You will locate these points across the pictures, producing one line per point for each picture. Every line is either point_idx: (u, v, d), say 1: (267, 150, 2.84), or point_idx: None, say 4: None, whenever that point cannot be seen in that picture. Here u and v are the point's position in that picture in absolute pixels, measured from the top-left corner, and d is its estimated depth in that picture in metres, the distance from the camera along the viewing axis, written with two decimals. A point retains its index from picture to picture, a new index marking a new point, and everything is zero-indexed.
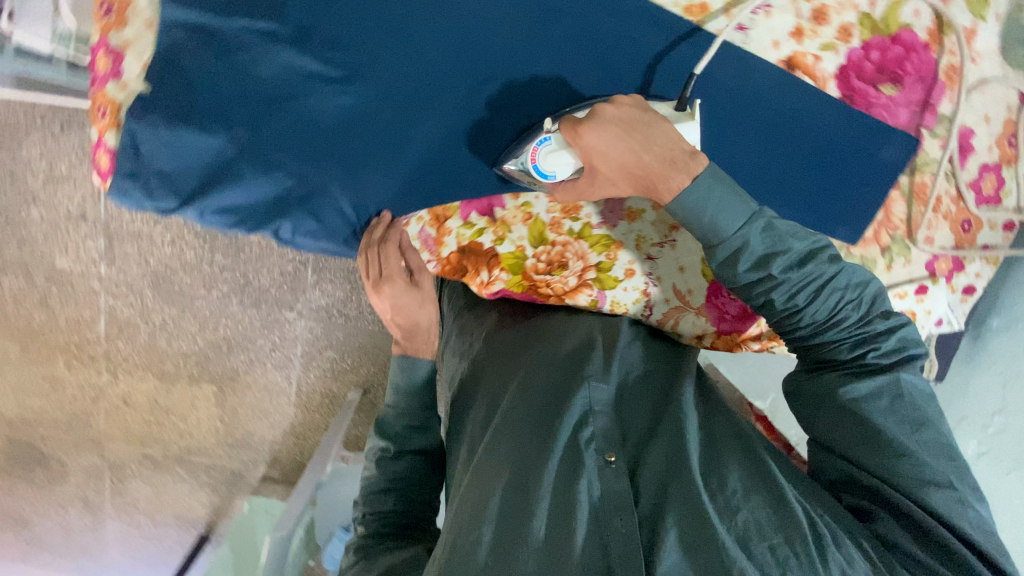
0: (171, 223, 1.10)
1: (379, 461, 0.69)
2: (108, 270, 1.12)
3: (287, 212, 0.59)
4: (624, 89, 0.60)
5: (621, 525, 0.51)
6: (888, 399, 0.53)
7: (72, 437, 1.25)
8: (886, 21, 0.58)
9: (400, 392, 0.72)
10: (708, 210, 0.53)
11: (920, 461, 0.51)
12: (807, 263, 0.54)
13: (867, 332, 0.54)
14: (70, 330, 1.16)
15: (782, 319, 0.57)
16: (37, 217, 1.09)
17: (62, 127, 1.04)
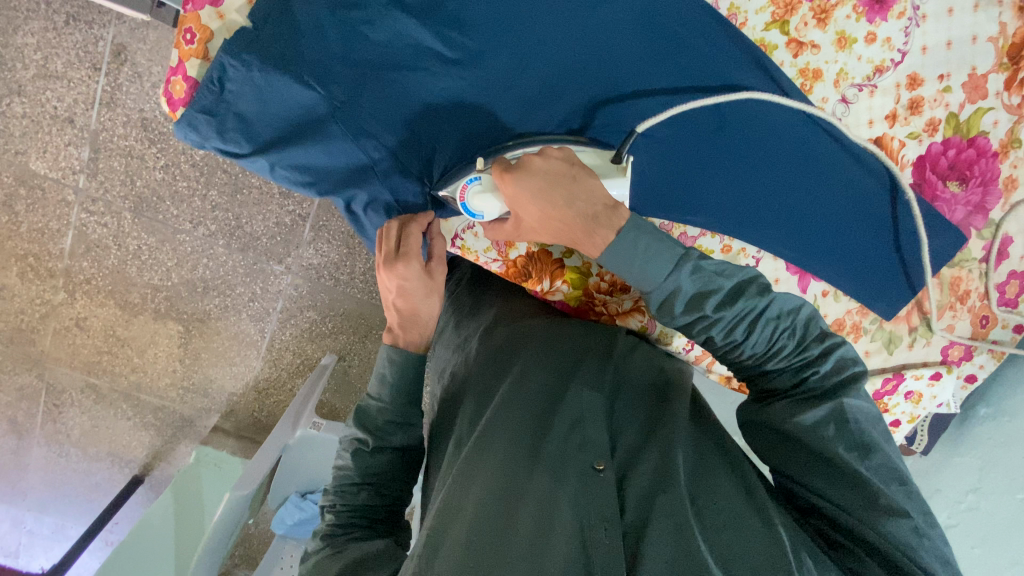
0: (168, 148, 1.03)
1: (356, 454, 0.63)
2: (87, 183, 1.04)
3: (362, 182, 0.66)
4: (719, 116, 0.71)
5: (604, 535, 0.47)
6: (833, 425, 0.51)
7: (11, 352, 1.15)
8: (968, 124, 0.74)
9: (386, 382, 0.63)
10: (638, 254, 0.54)
11: (872, 488, 0.48)
12: (737, 299, 0.54)
13: (804, 358, 0.54)
14: (31, 238, 1.07)
15: (726, 353, 0.57)
16: (19, 110, 0.99)
17: (67, 21, 0.96)
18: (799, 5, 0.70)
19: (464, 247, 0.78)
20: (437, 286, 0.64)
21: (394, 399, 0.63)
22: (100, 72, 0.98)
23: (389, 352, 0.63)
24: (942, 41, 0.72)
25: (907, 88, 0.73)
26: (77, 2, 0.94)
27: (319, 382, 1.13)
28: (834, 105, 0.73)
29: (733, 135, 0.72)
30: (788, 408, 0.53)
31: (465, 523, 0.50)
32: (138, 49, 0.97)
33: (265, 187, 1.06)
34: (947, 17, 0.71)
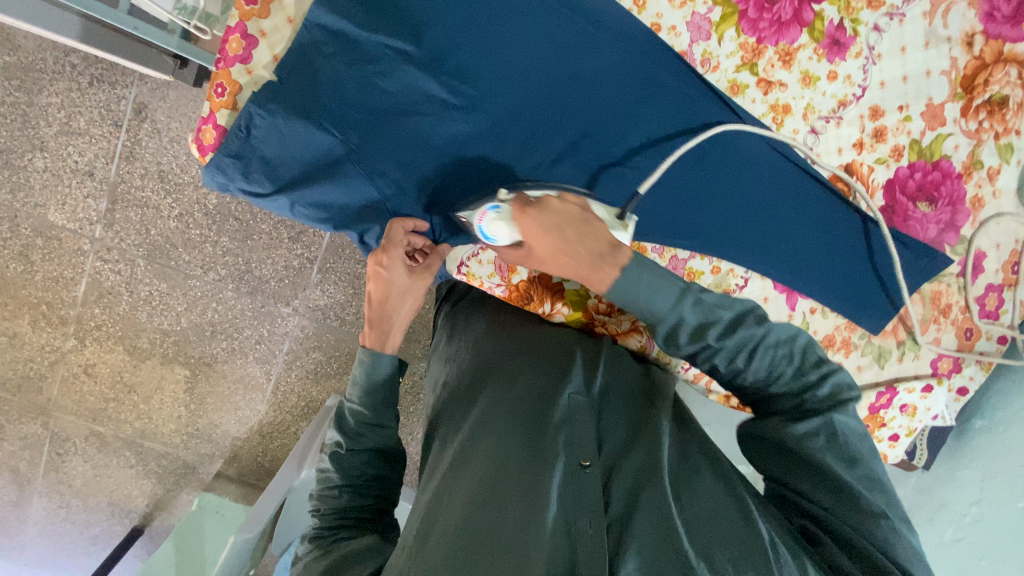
0: (183, 198, 1.08)
1: (334, 458, 0.64)
2: (103, 233, 1.08)
3: (379, 217, 0.70)
4: (703, 149, 0.75)
5: (589, 526, 0.50)
6: (825, 438, 0.54)
7: (18, 400, 1.16)
8: (930, 148, 0.79)
9: (359, 385, 0.64)
10: (639, 293, 0.56)
11: (856, 494, 0.51)
12: (738, 329, 0.56)
13: (802, 382, 0.56)
14: (45, 287, 1.10)
15: (729, 380, 0.59)
16: (41, 165, 1.04)
17: (91, 82, 1.02)
18: (766, 48, 0.75)
19: (469, 274, 0.85)
20: (413, 289, 0.68)
21: (365, 400, 0.64)
22: (121, 128, 1.04)
23: (361, 356, 0.64)
24: (897, 75, 0.78)
25: (870, 118, 0.79)
26: (101, 65, 1.01)
27: (325, 423, 1.14)
28: (804, 136, 0.78)
29: (716, 168, 0.76)
30: (790, 423, 0.55)
31: (455, 519, 0.52)
32: (158, 107, 1.04)
33: (274, 233, 1.11)
34: (899, 54, 0.77)
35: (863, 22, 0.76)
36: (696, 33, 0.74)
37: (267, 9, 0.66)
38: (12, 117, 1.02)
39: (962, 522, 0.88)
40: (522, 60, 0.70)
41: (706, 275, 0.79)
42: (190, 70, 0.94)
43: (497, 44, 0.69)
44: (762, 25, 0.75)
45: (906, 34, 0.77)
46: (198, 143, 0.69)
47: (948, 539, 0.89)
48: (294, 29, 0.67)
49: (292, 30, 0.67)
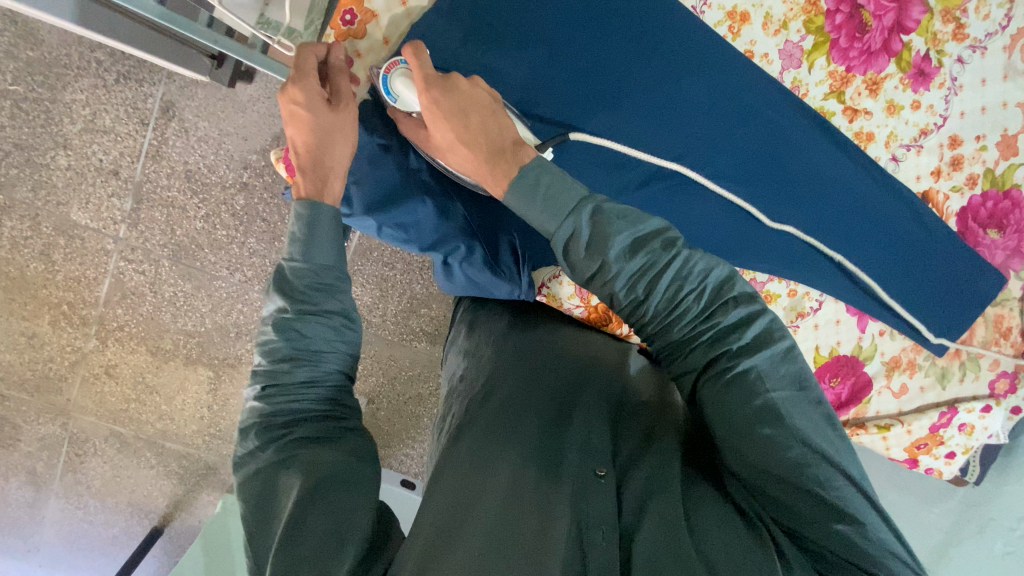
0: (209, 198, 1.06)
1: (279, 324, 0.57)
2: (127, 233, 1.06)
3: (466, 237, 0.72)
4: (785, 175, 0.77)
5: (603, 537, 0.46)
6: (770, 422, 0.47)
7: (37, 401, 1.14)
8: (1003, 177, 0.79)
9: (303, 242, 0.59)
10: (540, 188, 0.53)
11: (813, 494, 0.45)
12: (641, 249, 0.52)
13: (711, 324, 0.51)
14: (66, 287, 1.08)
15: (631, 314, 0.55)
16: (64, 163, 1.03)
17: (117, 79, 1.00)
18: (854, 77, 0.77)
19: (549, 295, 0.78)
20: (341, 122, 0.61)
21: (309, 256, 0.59)
22: (148, 127, 1.03)
23: (300, 208, 0.59)
24: (976, 106, 0.79)
25: (949, 147, 0.79)
26: (128, 62, 1.00)
27: None
28: (885, 163, 0.79)
29: (798, 193, 0.77)
30: (727, 398, 0.49)
31: (467, 530, 0.48)
32: (185, 105, 1.03)
33: None
34: (980, 87, 0.78)
35: (948, 54, 0.77)
36: (787, 61, 0.76)
37: (361, 28, 0.69)
38: (36, 113, 1.00)
39: (1011, 536, 0.91)
40: (617, 92, 0.73)
41: (783, 298, 0.80)
42: (226, 71, 0.96)
43: (592, 75, 0.72)
44: (852, 54, 0.76)
45: (987, 67, 0.78)
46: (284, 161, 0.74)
47: (999, 553, 0.92)
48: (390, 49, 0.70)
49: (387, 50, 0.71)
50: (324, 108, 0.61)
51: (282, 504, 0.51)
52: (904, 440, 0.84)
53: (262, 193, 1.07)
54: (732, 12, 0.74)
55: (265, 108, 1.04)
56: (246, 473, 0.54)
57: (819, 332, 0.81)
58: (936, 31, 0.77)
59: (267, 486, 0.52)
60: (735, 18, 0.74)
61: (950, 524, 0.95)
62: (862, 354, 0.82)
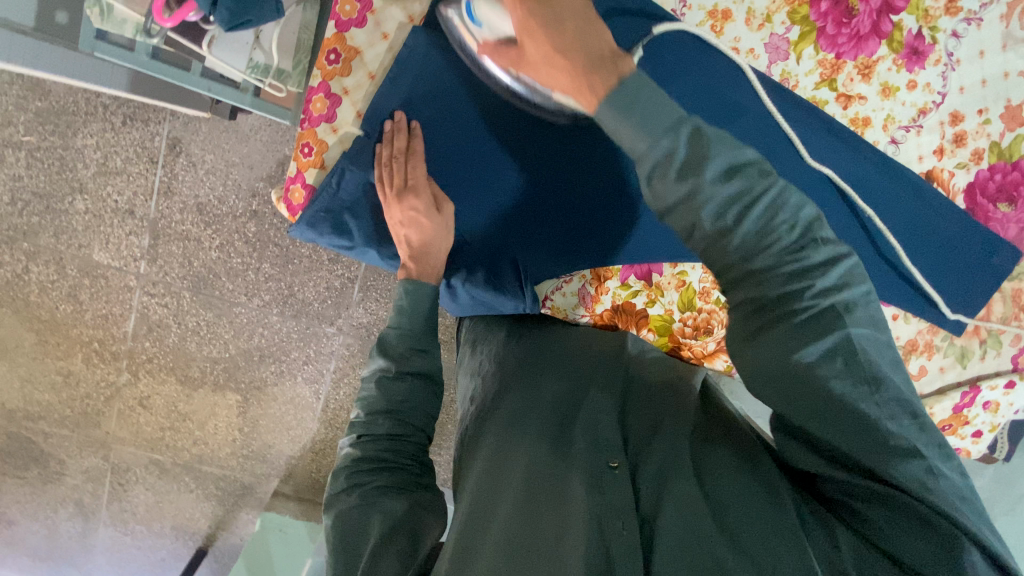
0: (222, 228, 1.09)
1: (380, 384, 0.63)
2: (148, 268, 1.10)
3: (466, 260, 0.75)
4: (782, 163, 0.74)
5: (623, 527, 0.46)
6: (841, 359, 0.42)
7: (78, 436, 1.18)
8: (1010, 149, 0.76)
9: (404, 312, 0.65)
10: (637, 104, 0.45)
11: (886, 430, 0.42)
12: (737, 172, 0.44)
13: (804, 261, 0.43)
14: (95, 325, 1.12)
15: (711, 250, 0.46)
16: (82, 207, 1.07)
17: (124, 121, 1.04)
18: (846, 63, 0.75)
19: (554, 307, 0.82)
20: (447, 222, 0.68)
21: (412, 326, 0.65)
22: (157, 164, 1.06)
23: (402, 286, 0.66)
24: (976, 80, 0.75)
25: (950, 124, 0.77)
26: (132, 104, 1.03)
27: None
28: (884, 147, 0.77)
29: (794, 170, 0.75)
30: (795, 327, 0.43)
31: (487, 537, 0.49)
32: (191, 140, 1.05)
33: (313, 256, 1.11)
34: (979, 59, 0.75)
35: (942, 29, 0.75)
36: (774, 54, 0.75)
37: (349, 66, 0.71)
38: (51, 161, 1.05)
39: None
40: None
41: None
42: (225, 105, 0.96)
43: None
44: (841, 40, 0.75)
45: (984, 39, 0.74)
46: (286, 202, 0.75)
47: None
48: (374, 83, 0.72)
49: (372, 83, 0.72)
50: (433, 205, 0.66)
51: (361, 545, 0.53)
52: None
53: (272, 218, 1.09)
54: (713, 11, 0.75)
55: (267, 136, 1.06)
56: (331, 516, 0.57)
57: None
58: (928, 6, 0.74)
59: (350, 532, 0.54)
60: (717, 16, 0.75)
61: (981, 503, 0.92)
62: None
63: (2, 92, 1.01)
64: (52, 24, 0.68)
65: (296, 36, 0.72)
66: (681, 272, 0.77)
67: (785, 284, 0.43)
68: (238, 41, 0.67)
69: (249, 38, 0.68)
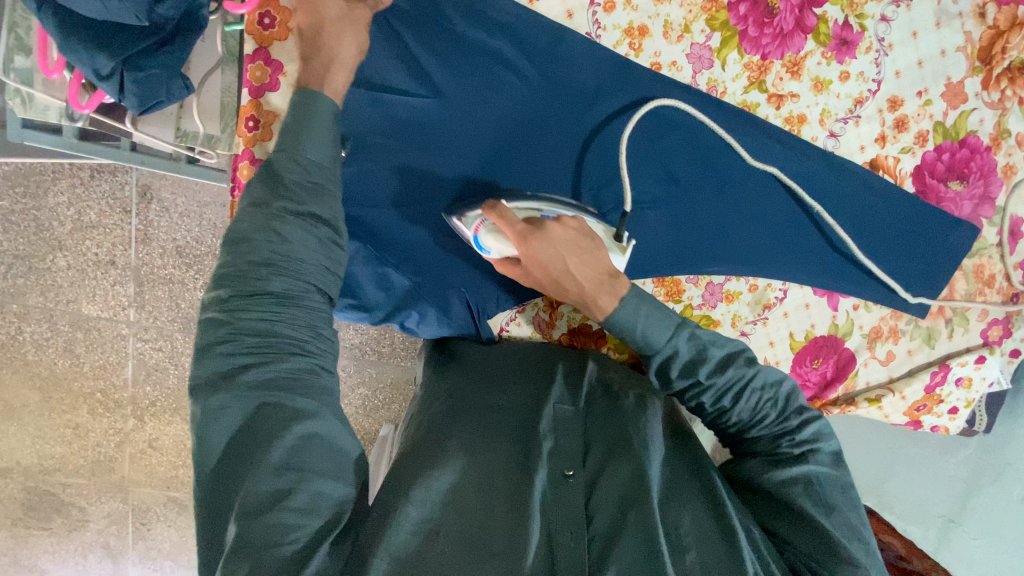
0: (204, 268, 1.10)
1: (255, 221, 0.51)
2: (137, 315, 1.11)
3: (414, 303, 0.73)
4: (726, 164, 0.74)
5: (571, 540, 0.49)
6: (803, 486, 0.58)
7: (96, 483, 1.21)
8: (955, 128, 0.75)
9: (289, 133, 0.55)
10: (639, 326, 0.60)
11: (836, 544, 0.55)
12: (727, 368, 0.60)
13: (785, 428, 0.61)
14: (95, 376, 1.15)
15: (714, 417, 0.63)
16: (64, 264, 1.08)
17: (92, 175, 1.05)
18: (772, 63, 0.73)
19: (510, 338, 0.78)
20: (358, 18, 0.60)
21: (300, 151, 0.54)
22: (131, 213, 1.07)
23: (294, 98, 0.56)
24: (912, 61, 0.74)
25: (890, 110, 0.75)
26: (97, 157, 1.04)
27: (384, 454, 1.15)
28: (824, 143, 0.75)
29: (735, 167, 0.75)
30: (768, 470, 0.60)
31: (439, 527, 0.50)
32: (160, 184, 1.06)
33: None
34: (912, 41, 0.74)
35: (869, 16, 0.73)
36: (697, 63, 0.73)
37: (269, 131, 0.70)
38: (27, 223, 1.06)
39: None
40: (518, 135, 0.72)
41: (745, 295, 0.76)
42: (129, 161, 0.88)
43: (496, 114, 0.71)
44: (765, 41, 0.72)
45: (916, 18, 0.74)
46: None
47: None
48: None
49: None
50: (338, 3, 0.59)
51: (248, 427, 0.47)
52: (900, 405, 0.81)
53: None
54: (629, 29, 0.71)
55: None
56: (203, 383, 0.48)
57: (789, 320, 0.77)
58: None
59: (248, 427, 0.47)
60: (633, 34, 0.72)
61: (969, 473, 0.88)
62: (840, 332, 0.78)
63: None
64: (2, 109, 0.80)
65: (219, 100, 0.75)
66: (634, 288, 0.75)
67: (764, 441, 0.61)
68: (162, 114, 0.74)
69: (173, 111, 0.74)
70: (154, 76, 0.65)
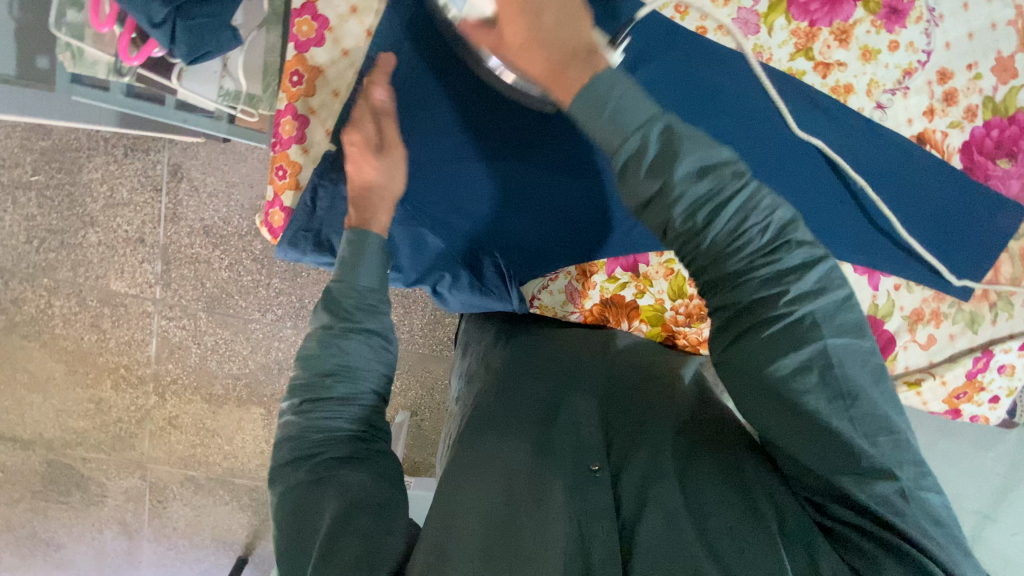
0: (230, 248, 1.11)
1: (321, 341, 0.56)
2: (163, 293, 1.13)
3: (448, 266, 0.75)
4: (764, 134, 0.73)
5: (603, 531, 0.46)
6: (817, 374, 0.42)
7: (115, 459, 1.23)
8: (1004, 103, 0.73)
9: (349, 263, 0.59)
10: (609, 101, 0.47)
11: (857, 447, 0.41)
12: (706, 175, 0.45)
13: (774, 264, 0.44)
14: (120, 352, 1.16)
15: (683, 250, 0.47)
16: (95, 239, 1.10)
17: (126, 152, 1.07)
18: (820, 30, 0.72)
19: (542, 306, 0.78)
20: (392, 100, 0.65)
21: (356, 279, 0.58)
22: (161, 192, 1.09)
23: (348, 235, 0.60)
24: (962, 34, 0.73)
25: (938, 83, 0.73)
26: (132, 135, 1.06)
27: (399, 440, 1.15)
28: (870, 114, 0.73)
29: (772, 137, 0.73)
30: (770, 348, 0.43)
31: (460, 534, 0.47)
32: (191, 165, 1.08)
33: (320, 268, 1.11)
34: (962, 13, 0.72)
35: None
36: (745, 28, 0.72)
37: (312, 87, 0.72)
38: (61, 199, 1.09)
39: None
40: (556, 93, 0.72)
41: None
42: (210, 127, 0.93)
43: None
44: (814, 7, 0.72)
45: None
46: (267, 226, 0.76)
47: None
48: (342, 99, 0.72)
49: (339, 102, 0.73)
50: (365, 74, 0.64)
51: (316, 522, 0.49)
52: (939, 391, 0.80)
53: None
54: None
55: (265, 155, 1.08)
56: (275, 490, 0.52)
57: None
58: None
59: (307, 509, 0.50)
60: None
61: (1007, 468, 0.85)
62: (879, 313, 0.77)
63: (10, 138, 1.07)
64: (34, 69, 0.77)
65: (262, 60, 0.75)
66: (668, 261, 0.75)
67: (751, 286, 0.44)
68: (206, 71, 0.73)
69: (217, 68, 0.73)
70: (202, 25, 0.65)
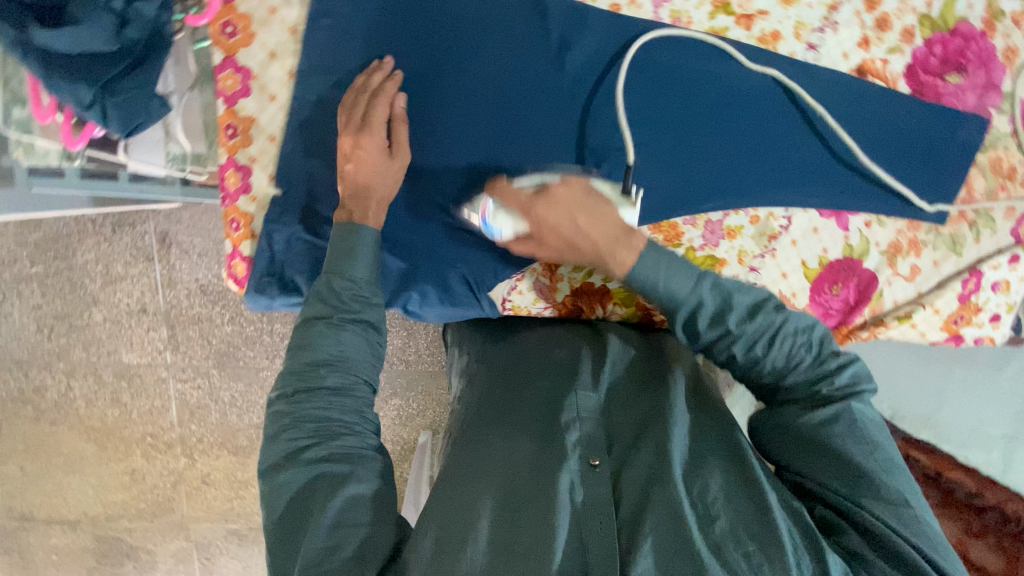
0: (229, 302, 1.13)
1: (314, 330, 0.57)
2: (174, 357, 1.16)
3: (417, 284, 0.76)
4: (699, 100, 0.76)
5: (601, 529, 0.51)
6: (843, 424, 0.56)
7: (158, 524, 1.25)
8: (943, 19, 0.77)
9: (342, 255, 0.61)
10: (662, 280, 0.60)
11: (877, 482, 0.54)
12: (756, 313, 0.59)
13: (821, 371, 0.59)
14: (144, 421, 1.19)
15: (746, 371, 0.61)
16: (100, 317, 1.14)
17: (114, 229, 1.10)
18: None
19: (515, 307, 0.79)
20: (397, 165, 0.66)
21: (346, 271, 0.60)
22: (154, 260, 1.11)
23: (337, 232, 0.62)
24: None
25: (868, 11, 0.77)
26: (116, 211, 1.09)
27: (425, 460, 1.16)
28: (803, 55, 0.77)
29: (707, 102, 0.76)
30: (806, 413, 0.58)
31: (468, 533, 0.51)
32: (177, 229, 1.11)
33: None
34: None
35: None
36: None
37: (249, 136, 0.74)
38: (62, 284, 1.12)
39: None
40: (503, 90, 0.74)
41: (745, 228, 0.79)
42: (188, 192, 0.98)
43: (476, 89, 0.74)
44: None
45: None
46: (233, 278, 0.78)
47: None
48: (279, 143, 0.74)
49: (276, 145, 0.75)
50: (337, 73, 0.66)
51: (313, 513, 0.51)
52: (934, 320, 0.82)
53: None
54: None
55: None
56: (270, 477, 0.54)
57: (798, 247, 0.80)
58: None
59: (303, 500, 0.52)
60: None
61: None
62: (855, 253, 0.81)
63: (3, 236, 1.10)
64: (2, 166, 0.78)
65: (202, 117, 0.75)
66: None
67: (800, 390, 0.60)
68: (149, 139, 0.74)
69: (159, 134, 0.74)
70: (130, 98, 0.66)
